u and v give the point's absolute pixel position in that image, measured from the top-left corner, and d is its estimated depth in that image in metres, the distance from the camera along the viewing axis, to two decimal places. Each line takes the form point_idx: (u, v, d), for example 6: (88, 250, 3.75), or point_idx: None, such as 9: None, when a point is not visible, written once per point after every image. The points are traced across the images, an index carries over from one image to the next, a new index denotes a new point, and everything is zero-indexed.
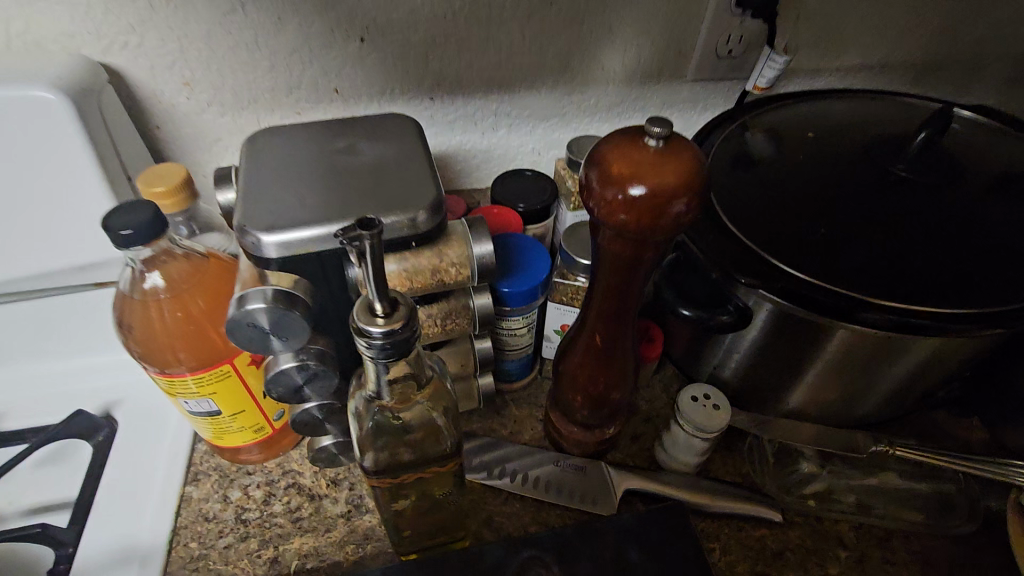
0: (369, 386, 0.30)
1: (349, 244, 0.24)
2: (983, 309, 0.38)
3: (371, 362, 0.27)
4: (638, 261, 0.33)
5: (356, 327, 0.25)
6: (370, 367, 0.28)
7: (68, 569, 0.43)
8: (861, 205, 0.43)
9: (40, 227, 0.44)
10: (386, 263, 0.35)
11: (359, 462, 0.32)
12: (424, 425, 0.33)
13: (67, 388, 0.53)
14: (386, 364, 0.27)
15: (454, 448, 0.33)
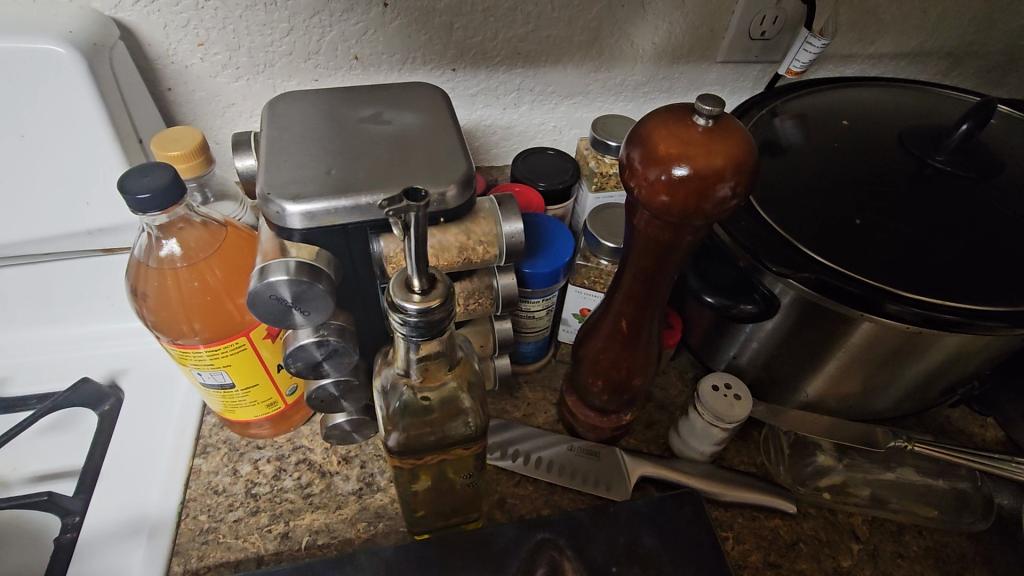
0: (398, 364, 0.29)
1: (394, 215, 0.22)
2: (1020, 307, 0.37)
3: (403, 339, 0.26)
4: (675, 246, 0.31)
5: (390, 302, 0.23)
6: (401, 343, 0.27)
7: (75, 538, 0.42)
8: (896, 196, 0.42)
9: (47, 189, 0.42)
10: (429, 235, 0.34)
11: (383, 441, 0.31)
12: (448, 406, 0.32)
13: (73, 356, 0.52)
14: (417, 342, 0.26)
15: (478, 430, 0.33)
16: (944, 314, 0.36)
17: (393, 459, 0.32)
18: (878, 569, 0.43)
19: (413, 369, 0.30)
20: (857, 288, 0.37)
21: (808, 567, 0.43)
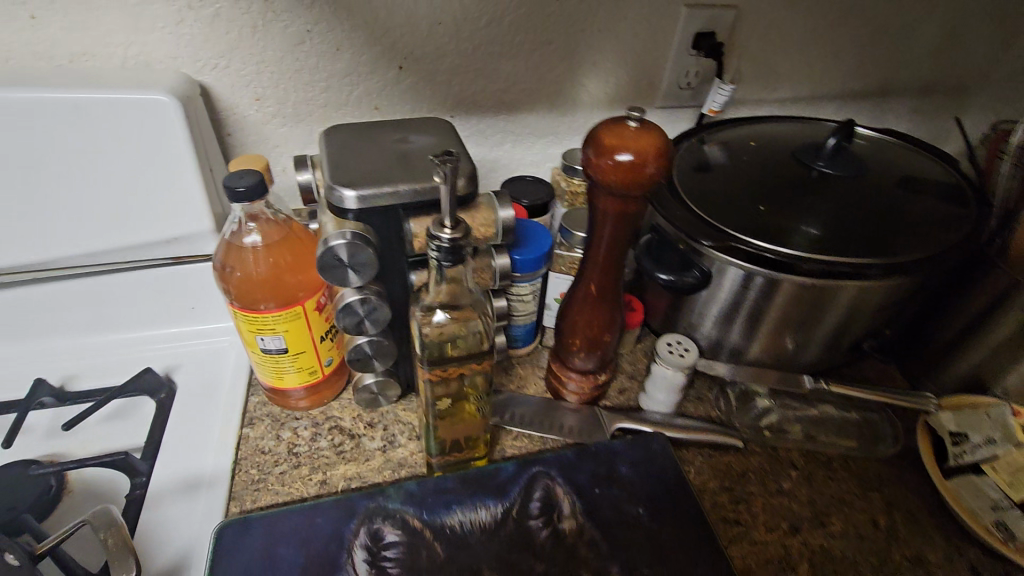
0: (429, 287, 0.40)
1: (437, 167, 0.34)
2: (888, 260, 0.49)
3: (435, 264, 0.37)
4: (624, 216, 0.43)
5: (429, 233, 0.35)
6: (433, 268, 0.38)
7: (144, 494, 0.50)
8: (791, 191, 0.55)
9: (139, 206, 0.53)
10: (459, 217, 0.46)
11: (420, 354, 0.41)
12: (466, 341, 0.42)
13: (132, 355, 0.61)
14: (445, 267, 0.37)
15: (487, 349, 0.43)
16: (836, 268, 0.48)
17: (425, 372, 0.43)
18: (812, 488, 0.52)
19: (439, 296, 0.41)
20: (771, 255, 0.49)
21: (757, 488, 0.52)
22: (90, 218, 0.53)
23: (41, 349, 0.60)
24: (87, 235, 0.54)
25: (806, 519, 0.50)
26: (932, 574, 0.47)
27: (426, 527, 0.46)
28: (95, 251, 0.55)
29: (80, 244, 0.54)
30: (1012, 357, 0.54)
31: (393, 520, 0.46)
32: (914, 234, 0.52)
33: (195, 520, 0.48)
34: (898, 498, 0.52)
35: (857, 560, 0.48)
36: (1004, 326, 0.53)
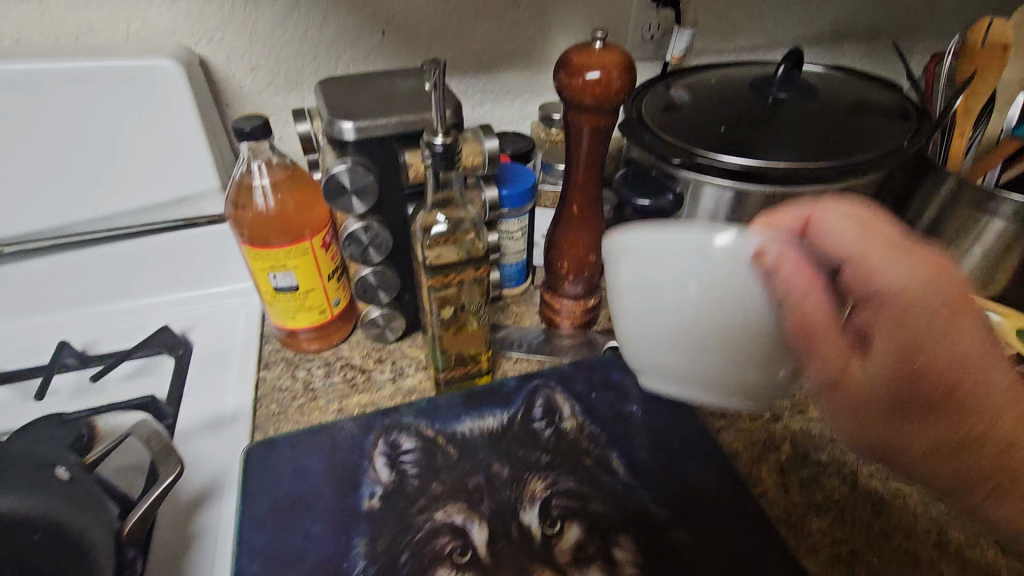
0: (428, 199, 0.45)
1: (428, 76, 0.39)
2: (843, 162, 0.54)
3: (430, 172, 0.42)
4: (598, 133, 0.48)
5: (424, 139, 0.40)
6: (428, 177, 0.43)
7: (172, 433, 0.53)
8: (750, 116, 0.60)
9: (150, 168, 0.57)
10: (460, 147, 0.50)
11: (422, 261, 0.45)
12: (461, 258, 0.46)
13: (147, 319, 0.64)
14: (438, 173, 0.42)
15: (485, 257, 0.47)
16: (795, 172, 0.53)
17: (425, 279, 0.47)
18: None
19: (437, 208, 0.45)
20: (738, 166, 0.54)
21: None
22: (105, 180, 0.56)
23: (60, 319, 0.63)
24: (102, 198, 0.57)
25: (787, 408, 0.55)
26: None
27: (439, 435, 0.50)
28: (110, 214, 0.58)
29: (95, 208, 0.57)
30: (960, 250, 0.59)
31: (408, 431, 0.50)
32: (866, 144, 0.57)
33: (223, 448, 0.51)
34: None
35: None
36: (949, 223, 0.59)
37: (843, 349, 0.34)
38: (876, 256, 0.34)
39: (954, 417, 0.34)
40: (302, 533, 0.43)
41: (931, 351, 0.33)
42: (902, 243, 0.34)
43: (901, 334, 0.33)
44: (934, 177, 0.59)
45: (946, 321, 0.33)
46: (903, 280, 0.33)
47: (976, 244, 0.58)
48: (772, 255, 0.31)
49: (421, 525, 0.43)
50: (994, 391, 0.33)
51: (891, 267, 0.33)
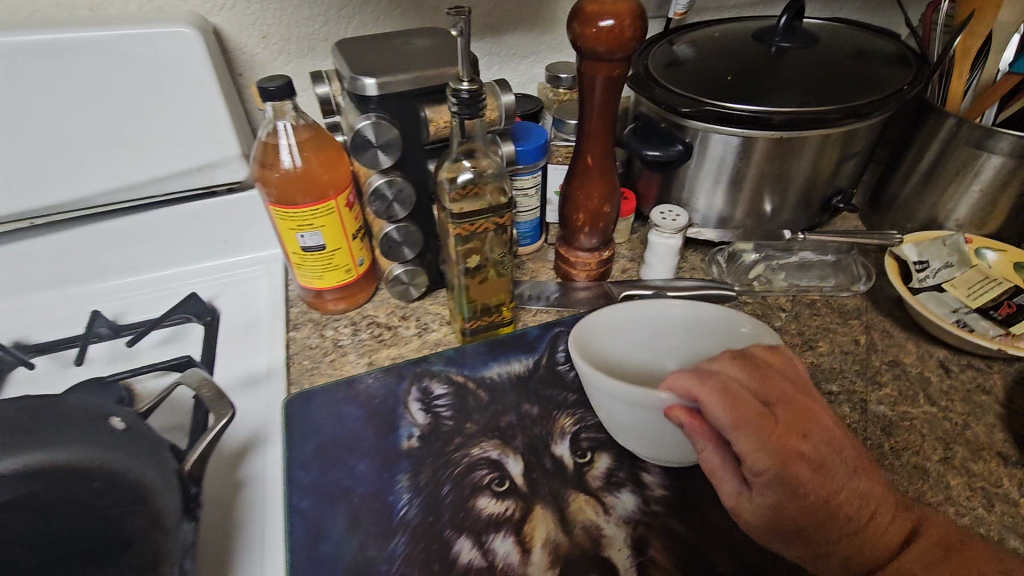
0: (455, 150, 0.47)
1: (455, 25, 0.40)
2: (848, 105, 0.56)
3: (455, 122, 0.44)
4: (611, 82, 0.50)
5: (450, 89, 0.41)
6: (455, 127, 0.44)
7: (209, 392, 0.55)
8: (754, 66, 0.62)
9: (172, 136, 0.58)
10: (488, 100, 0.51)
11: (448, 209, 0.47)
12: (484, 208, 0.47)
13: (172, 289, 0.66)
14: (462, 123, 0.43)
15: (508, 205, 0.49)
16: (801, 115, 0.55)
17: (452, 227, 0.48)
18: (800, 323, 0.60)
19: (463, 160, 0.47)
20: (746, 112, 0.55)
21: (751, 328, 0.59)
22: (129, 149, 0.57)
23: (89, 290, 0.65)
24: (127, 168, 0.58)
25: (798, 344, 0.58)
26: (907, 371, 0.55)
27: (469, 380, 0.52)
28: (135, 184, 0.60)
29: (120, 177, 0.59)
30: (958, 189, 0.61)
31: (439, 378, 0.52)
32: (870, 88, 0.59)
33: (261, 402, 0.53)
34: (873, 321, 0.59)
35: (844, 368, 0.55)
36: (949, 163, 0.61)
37: (728, 488, 0.36)
38: (749, 429, 0.34)
39: (824, 553, 0.34)
40: (347, 470, 0.46)
41: (806, 480, 0.33)
42: (765, 419, 0.34)
43: (782, 477, 0.33)
44: (934, 119, 0.61)
45: (801, 478, 0.33)
46: (765, 456, 0.33)
47: (974, 182, 0.60)
48: (678, 415, 0.37)
49: (459, 460, 0.46)
50: (868, 560, 0.33)
51: (748, 444, 0.34)
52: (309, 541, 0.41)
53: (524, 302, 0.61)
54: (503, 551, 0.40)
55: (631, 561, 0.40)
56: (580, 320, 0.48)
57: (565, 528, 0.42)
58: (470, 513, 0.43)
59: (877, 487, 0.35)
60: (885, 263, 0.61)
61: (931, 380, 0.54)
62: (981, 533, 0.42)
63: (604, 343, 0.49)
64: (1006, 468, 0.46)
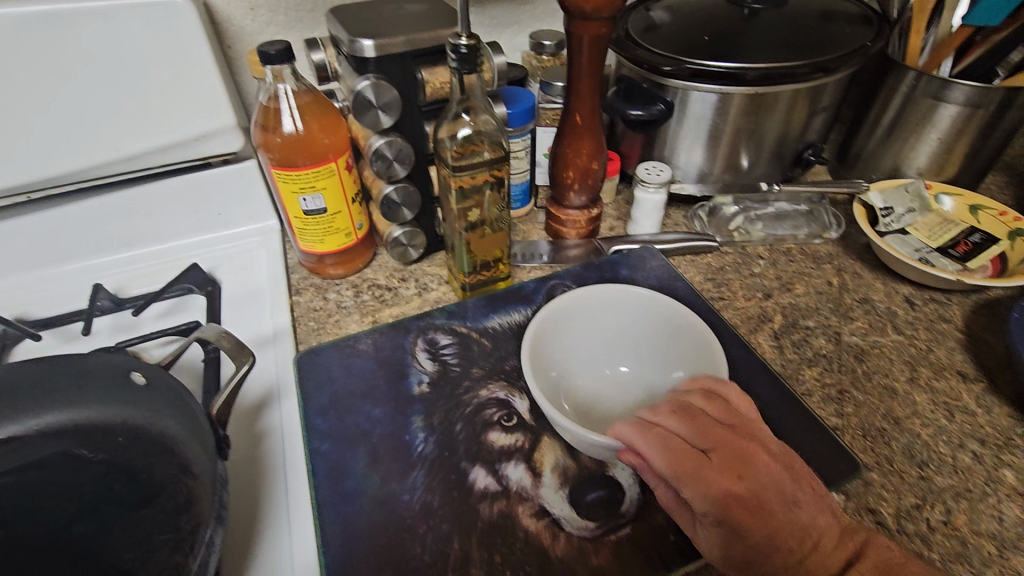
0: (451, 109, 0.49)
1: None
2: (818, 60, 0.59)
3: (454, 77, 0.46)
4: (598, 40, 0.52)
5: (450, 44, 0.43)
6: (453, 83, 0.46)
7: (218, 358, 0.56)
8: (730, 27, 0.65)
9: (167, 107, 0.59)
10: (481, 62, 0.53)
11: (447, 164, 0.49)
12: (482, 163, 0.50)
13: (171, 262, 0.67)
14: (461, 77, 0.45)
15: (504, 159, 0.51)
16: (775, 70, 0.58)
17: (453, 180, 0.50)
18: (777, 269, 0.64)
19: (461, 118, 0.49)
20: (724, 69, 0.59)
21: (733, 274, 0.64)
22: (124, 121, 0.58)
23: (88, 266, 0.66)
24: (122, 139, 0.59)
25: (776, 287, 0.62)
26: (876, 306, 0.59)
27: (472, 331, 0.55)
28: (130, 156, 0.60)
29: (116, 149, 0.59)
30: (918, 139, 0.66)
31: (443, 330, 0.55)
32: (836, 46, 0.62)
33: (271, 361, 0.55)
34: (844, 264, 0.64)
35: (819, 306, 0.59)
36: (910, 115, 0.65)
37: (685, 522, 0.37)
38: (686, 476, 0.37)
39: None
40: (363, 415, 0.48)
41: (744, 513, 0.35)
42: (698, 465, 0.37)
43: (727, 517, 0.35)
44: (896, 73, 0.65)
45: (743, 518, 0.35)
46: (705, 499, 0.36)
47: (933, 132, 0.65)
48: (629, 458, 0.39)
49: (469, 402, 0.49)
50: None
51: (691, 488, 0.36)
52: (333, 478, 0.44)
53: (519, 260, 0.64)
54: (516, 477, 0.43)
55: (634, 478, 0.43)
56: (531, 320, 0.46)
57: (572, 453, 0.45)
58: (483, 446, 0.45)
59: (821, 514, 0.35)
60: (854, 210, 0.65)
61: (898, 312, 0.58)
62: (944, 439, 0.47)
63: (551, 346, 0.49)
64: (966, 384, 0.51)
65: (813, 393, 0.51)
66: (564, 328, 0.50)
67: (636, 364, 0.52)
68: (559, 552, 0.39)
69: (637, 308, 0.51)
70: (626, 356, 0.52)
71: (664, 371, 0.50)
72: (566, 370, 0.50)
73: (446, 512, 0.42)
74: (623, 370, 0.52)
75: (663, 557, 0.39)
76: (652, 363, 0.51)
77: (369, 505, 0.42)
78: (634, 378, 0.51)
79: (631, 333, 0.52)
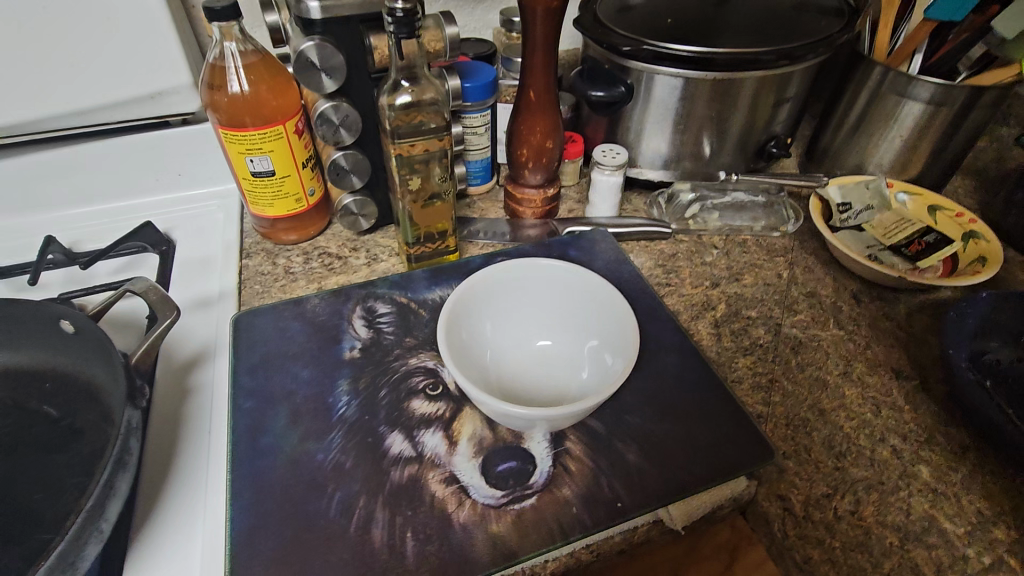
0: (393, 76, 0.48)
1: None
2: (782, 49, 0.58)
3: (393, 42, 0.45)
4: (550, 12, 0.52)
5: (386, 7, 0.43)
6: (391, 48, 0.46)
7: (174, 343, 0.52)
8: (698, 12, 0.64)
9: (125, 63, 0.59)
10: (430, 30, 0.52)
11: (389, 130, 0.49)
12: (422, 133, 0.50)
13: (127, 220, 0.67)
14: (400, 42, 0.45)
15: (445, 128, 0.51)
16: (737, 56, 0.57)
17: (392, 148, 0.50)
18: (730, 258, 0.64)
19: (405, 86, 0.49)
20: (685, 52, 0.58)
21: (685, 262, 0.63)
22: (79, 75, 0.58)
23: (46, 219, 0.67)
24: (78, 92, 0.60)
25: (726, 277, 0.62)
26: (822, 301, 0.59)
27: (412, 302, 0.55)
28: (86, 109, 0.61)
29: (74, 101, 0.60)
30: (882, 136, 0.65)
31: (383, 299, 0.55)
32: (802, 35, 0.61)
33: (211, 320, 0.55)
34: (796, 257, 0.64)
35: (765, 298, 0.59)
36: (876, 111, 0.64)
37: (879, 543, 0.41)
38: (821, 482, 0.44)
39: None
40: (291, 376, 0.48)
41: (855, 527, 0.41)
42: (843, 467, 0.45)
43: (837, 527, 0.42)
44: (863, 67, 0.64)
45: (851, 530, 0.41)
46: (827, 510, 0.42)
47: (897, 129, 0.64)
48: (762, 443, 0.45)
49: (397, 368, 0.49)
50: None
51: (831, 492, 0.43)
52: (250, 435, 0.44)
53: (470, 237, 0.64)
54: (432, 444, 0.44)
55: (548, 451, 0.44)
56: (451, 296, 0.46)
57: (490, 425, 0.45)
58: (404, 413, 0.46)
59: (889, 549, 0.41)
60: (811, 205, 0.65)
61: (843, 308, 0.58)
62: (866, 433, 0.47)
63: (473, 321, 0.49)
64: (897, 381, 0.51)
65: (743, 381, 0.51)
66: (486, 305, 0.50)
67: (557, 338, 0.53)
68: (461, 517, 0.40)
69: (562, 284, 0.51)
70: (547, 330, 0.53)
71: (583, 343, 0.51)
72: (488, 345, 0.50)
73: (358, 473, 0.42)
74: (545, 344, 0.53)
75: (563, 527, 0.39)
76: (572, 335, 0.52)
77: (283, 462, 0.43)
78: (556, 352, 0.53)
79: (551, 307, 0.52)
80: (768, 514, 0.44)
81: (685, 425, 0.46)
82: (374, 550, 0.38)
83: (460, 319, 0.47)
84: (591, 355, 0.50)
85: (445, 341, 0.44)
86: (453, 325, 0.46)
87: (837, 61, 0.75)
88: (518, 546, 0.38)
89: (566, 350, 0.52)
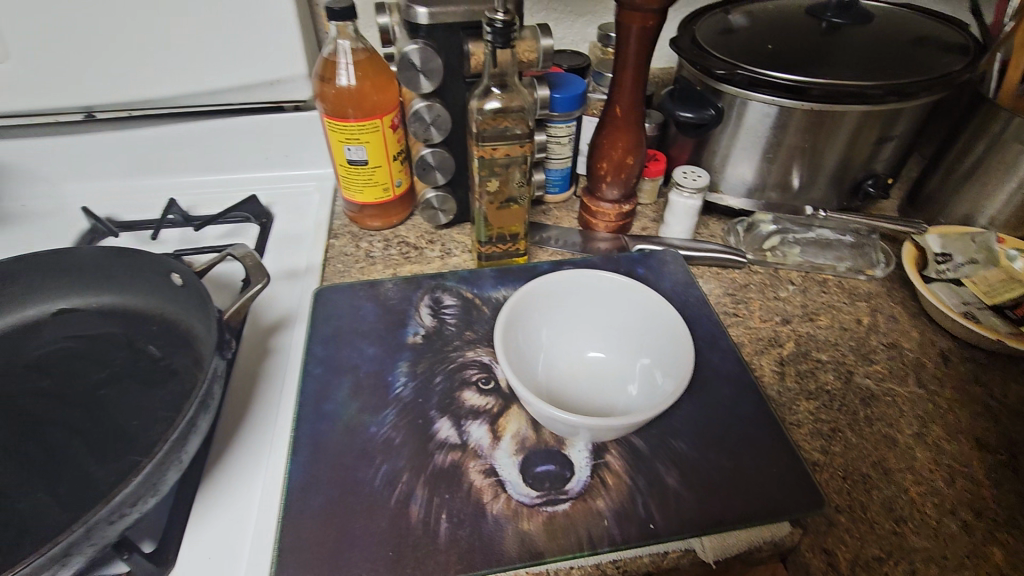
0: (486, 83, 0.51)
1: None
2: (889, 84, 0.55)
3: (489, 50, 0.48)
4: (644, 31, 0.52)
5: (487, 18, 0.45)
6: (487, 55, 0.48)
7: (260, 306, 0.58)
8: (802, 40, 0.62)
9: (252, 52, 0.66)
10: (525, 41, 0.54)
11: (475, 132, 0.52)
12: (506, 137, 0.52)
13: (237, 192, 0.74)
14: (496, 51, 0.47)
15: (528, 135, 0.53)
16: (837, 88, 0.55)
17: (476, 149, 0.53)
18: (806, 296, 0.61)
19: (496, 92, 0.51)
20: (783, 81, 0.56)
21: (756, 294, 0.62)
22: (214, 59, 0.66)
23: (171, 184, 0.75)
24: (212, 75, 0.68)
25: (799, 315, 0.59)
26: (903, 354, 0.55)
27: (476, 298, 0.57)
28: (217, 90, 0.69)
29: (206, 82, 0.68)
30: (997, 186, 0.60)
31: (451, 292, 0.58)
32: (914, 71, 0.58)
33: (295, 290, 0.60)
34: (881, 305, 0.60)
35: (838, 342, 0.56)
36: (993, 158, 0.59)
37: None
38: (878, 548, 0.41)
39: None
40: (357, 351, 0.52)
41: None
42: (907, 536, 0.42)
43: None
44: (985, 110, 0.59)
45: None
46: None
47: (1017, 180, 0.58)
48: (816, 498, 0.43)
49: (455, 359, 0.52)
50: None
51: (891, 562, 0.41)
52: (316, 400, 0.48)
53: (541, 242, 0.66)
54: (477, 435, 0.46)
55: (587, 461, 0.44)
56: (512, 298, 0.48)
57: (535, 426, 0.46)
58: (455, 401, 0.48)
59: None
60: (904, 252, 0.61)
61: (926, 365, 0.54)
62: (933, 501, 0.44)
63: (530, 324, 0.50)
64: (978, 450, 0.47)
65: (802, 425, 0.49)
66: (545, 310, 0.51)
67: (610, 350, 0.53)
68: (495, 509, 0.41)
69: (622, 298, 0.51)
70: (601, 342, 0.54)
71: (636, 359, 0.51)
72: (542, 349, 0.51)
73: (405, 449, 0.45)
74: (598, 355, 0.54)
75: (592, 538, 0.40)
76: (626, 350, 0.52)
77: (340, 428, 0.46)
78: (608, 364, 0.53)
79: (607, 320, 0.53)
80: (809, 565, 0.42)
81: (733, 460, 0.45)
82: (410, 524, 0.40)
83: (517, 321, 0.48)
84: (642, 372, 0.50)
85: (501, 340, 0.45)
86: (511, 326, 0.47)
87: (956, 102, 0.69)
88: (546, 547, 0.39)
89: (618, 364, 0.53)
